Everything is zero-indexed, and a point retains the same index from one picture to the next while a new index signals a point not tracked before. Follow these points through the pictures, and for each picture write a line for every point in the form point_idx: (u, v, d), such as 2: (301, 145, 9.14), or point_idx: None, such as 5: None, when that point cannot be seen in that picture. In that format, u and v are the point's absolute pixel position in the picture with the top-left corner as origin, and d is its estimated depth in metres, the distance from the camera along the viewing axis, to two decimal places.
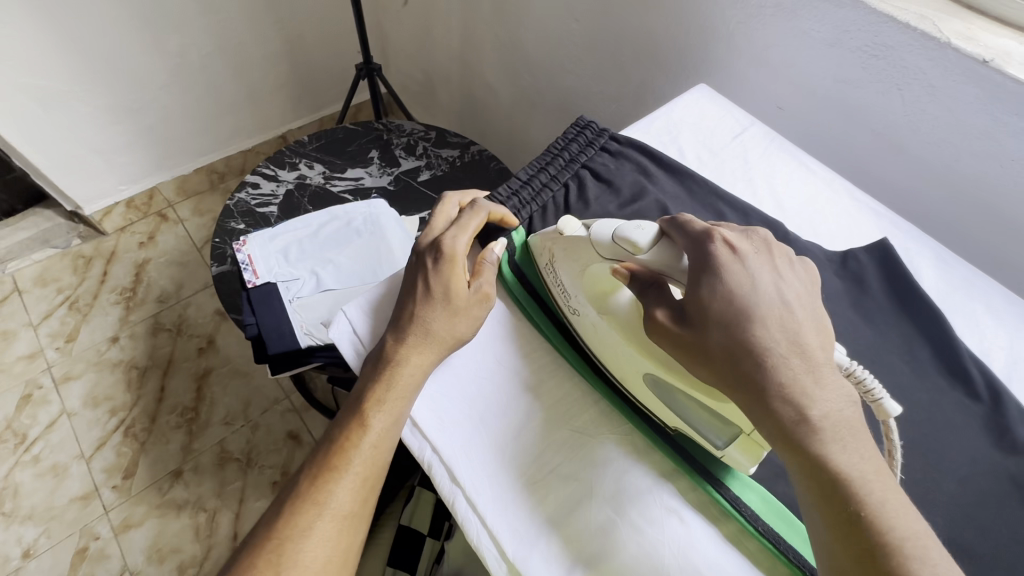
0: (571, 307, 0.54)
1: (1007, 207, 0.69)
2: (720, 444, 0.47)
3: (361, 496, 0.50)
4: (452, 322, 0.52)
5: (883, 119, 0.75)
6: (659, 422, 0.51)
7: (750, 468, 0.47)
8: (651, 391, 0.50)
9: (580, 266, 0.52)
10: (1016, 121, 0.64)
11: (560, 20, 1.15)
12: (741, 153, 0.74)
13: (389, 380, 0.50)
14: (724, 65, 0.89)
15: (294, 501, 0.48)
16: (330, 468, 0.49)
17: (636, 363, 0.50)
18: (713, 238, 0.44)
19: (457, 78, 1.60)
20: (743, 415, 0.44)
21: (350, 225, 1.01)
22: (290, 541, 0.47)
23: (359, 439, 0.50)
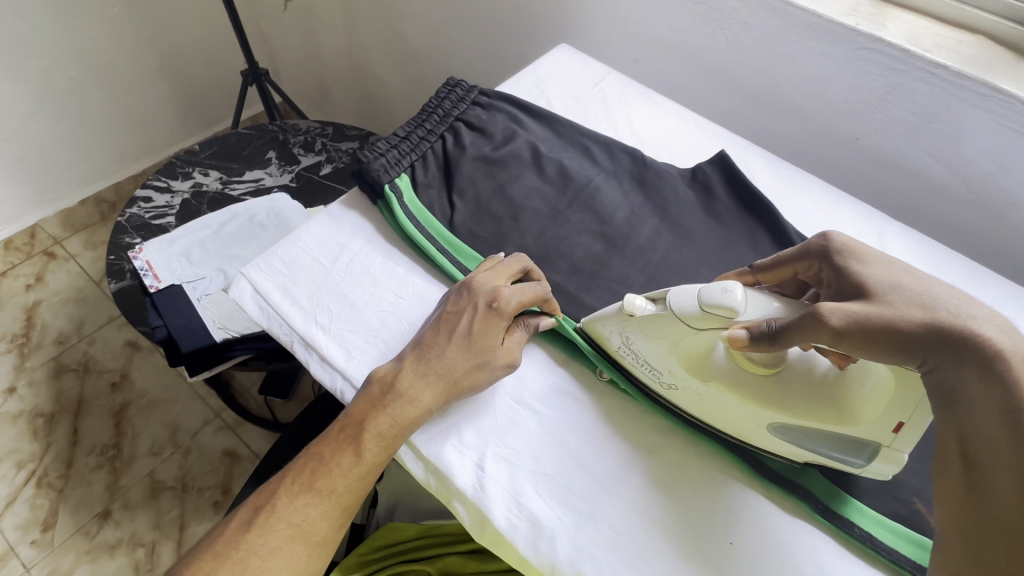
0: (665, 382, 0.53)
1: (818, 116, 0.82)
2: (863, 463, 0.49)
3: (336, 523, 0.49)
4: (483, 360, 0.52)
5: (715, 57, 0.87)
6: (781, 460, 0.52)
7: (892, 474, 0.49)
8: (773, 434, 0.50)
9: (667, 341, 0.50)
10: (808, 43, 0.77)
11: (435, 6, 1.21)
12: (599, 98, 0.83)
13: (394, 416, 0.49)
14: (582, 26, 0.99)
15: (269, 516, 0.48)
16: (313, 486, 0.49)
17: (751, 416, 0.50)
18: (829, 241, 0.51)
19: (350, 76, 1.61)
20: (881, 432, 0.46)
21: (252, 220, 1.01)
22: (258, 556, 0.46)
23: (348, 466, 0.49)
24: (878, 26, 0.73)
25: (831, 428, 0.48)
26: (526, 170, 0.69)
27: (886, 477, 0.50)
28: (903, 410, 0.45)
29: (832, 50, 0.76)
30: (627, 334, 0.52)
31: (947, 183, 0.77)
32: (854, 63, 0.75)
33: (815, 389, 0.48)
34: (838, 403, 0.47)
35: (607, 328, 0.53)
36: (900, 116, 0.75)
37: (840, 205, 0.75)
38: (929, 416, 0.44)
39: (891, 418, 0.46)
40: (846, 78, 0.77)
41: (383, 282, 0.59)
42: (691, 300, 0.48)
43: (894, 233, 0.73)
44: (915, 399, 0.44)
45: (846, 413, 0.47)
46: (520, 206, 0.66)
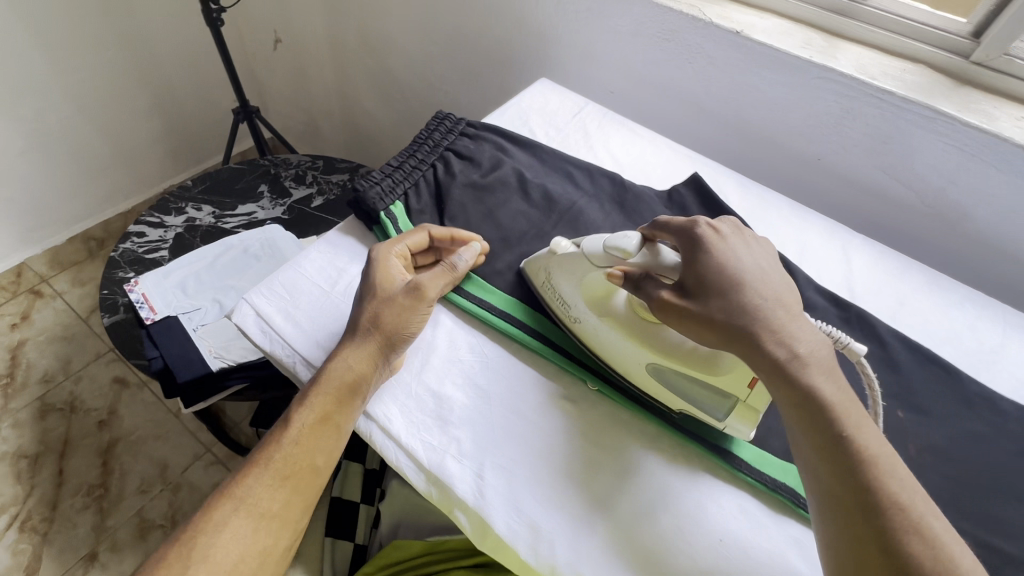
0: (572, 317, 0.60)
1: (781, 139, 0.89)
2: (722, 416, 0.54)
3: (280, 496, 0.51)
4: (397, 309, 0.56)
5: (685, 88, 0.93)
6: (663, 408, 0.57)
7: (750, 433, 0.54)
8: (653, 376, 0.56)
9: (580, 280, 0.58)
10: (768, 74, 0.84)
11: (422, 45, 1.28)
12: (581, 127, 0.89)
13: (317, 380, 0.53)
14: (560, 62, 1.06)
15: (216, 493, 0.51)
16: (255, 460, 0.52)
17: (636, 357, 0.56)
18: (699, 224, 0.54)
19: (339, 111, 1.67)
20: (735, 386, 0.52)
21: (246, 251, 1.04)
22: (204, 533, 0.49)
23: (284, 435, 0.52)
24: (830, 58, 0.80)
25: (700, 378, 0.53)
26: (513, 195, 0.73)
27: (746, 437, 0.54)
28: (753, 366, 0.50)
29: (789, 80, 0.83)
30: (551, 270, 0.61)
31: (903, 198, 0.83)
32: (811, 91, 0.82)
33: (684, 346, 0.54)
34: (704, 355, 0.53)
35: (537, 262, 0.62)
36: (856, 137, 0.82)
37: (808, 219, 0.80)
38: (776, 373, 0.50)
39: (745, 376, 0.51)
40: (805, 104, 0.83)
41: None
42: (597, 245, 0.56)
43: (857, 246, 0.78)
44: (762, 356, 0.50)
45: (709, 363, 0.52)
46: (509, 229, 0.70)
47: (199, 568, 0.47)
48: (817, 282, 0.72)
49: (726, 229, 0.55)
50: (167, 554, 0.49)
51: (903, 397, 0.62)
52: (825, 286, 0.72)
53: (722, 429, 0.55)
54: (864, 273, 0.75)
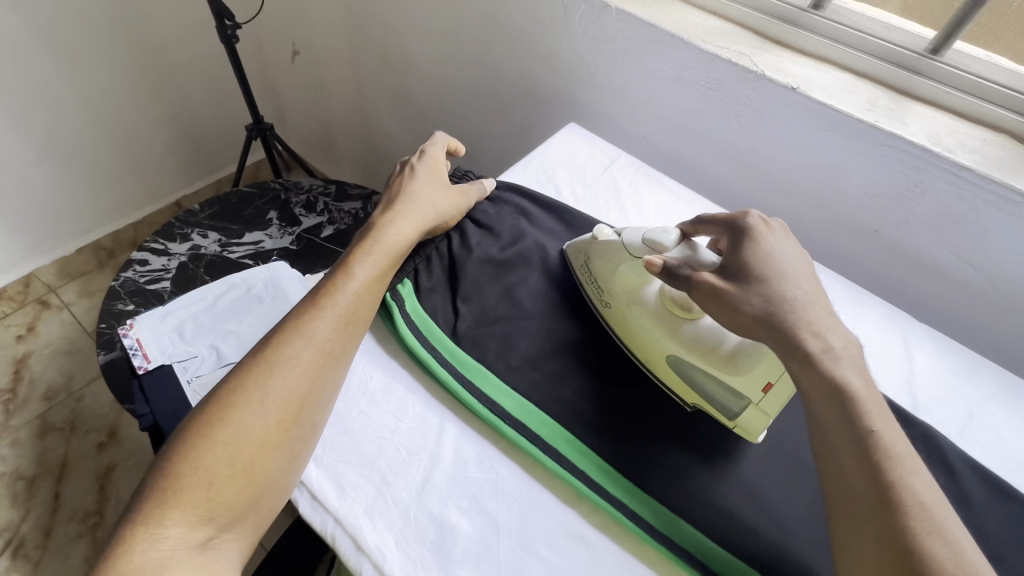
0: (604, 303, 0.62)
1: (835, 206, 0.80)
2: (734, 412, 0.54)
3: (342, 335, 0.54)
4: (438, 196, 0.66)
5: (728, 141, 0.85)
6: (677, 400, 0.58)
7: (758, 436, 0.55)
8: (671, 367, 0.57)
9: (613, 264, 0.61)
10: (827, 136, 0.75)
11: (443, 70, 1.21)
12: (611, 184, 0.81)
13: (378, 242, 0.60)
14: (590, 103, 0.98)
15: (282, 332, 0.52)
16: (316, 307, 0.54)
17: (659, 346, 0.57)
18: (749, 215, 0.56)
19: (356, 129, 1.61)
20: (753, 388, 0.52)
21: (250, 291, 0.98)
22: (277, 365, 0.50)
23: (345, 284, 0.56)
24: (898, 123, 0.71)
25: (718, 376, 0.54)
26: (534, 271, 0.66)
27: (755, 440, 0.55)
28: (770, 371, 0.51)
29: (849, 143, 0.74)
30: (588, 255, 0.64)
31: (972, 282, 0.73)
32: (873, 158, 0.73)
33: (703, 341, 0.54)
34: (720, 350, 0.53)
35: (575, 247, 0.66)
36: (922, 213, 0.73)
37: (863, 303, 0.72)
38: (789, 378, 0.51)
39: (762, 378, 0.52)
40: (866, 172, 0.74)
41: (380, 401, 0.55)
42: (636, 237, 0.59)
43: (919, 340, 0.69)
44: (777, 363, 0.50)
45: (725, 359, 0.53)
46: (527, 313, 0.63)
47: (276, 394, 0.49)
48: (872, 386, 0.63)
49: (774, 228, 0.55)
50: (241, 385, 0.49)
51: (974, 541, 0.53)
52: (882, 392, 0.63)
53: (732, 429, 0.56)
54: (928, 376, 0.66)
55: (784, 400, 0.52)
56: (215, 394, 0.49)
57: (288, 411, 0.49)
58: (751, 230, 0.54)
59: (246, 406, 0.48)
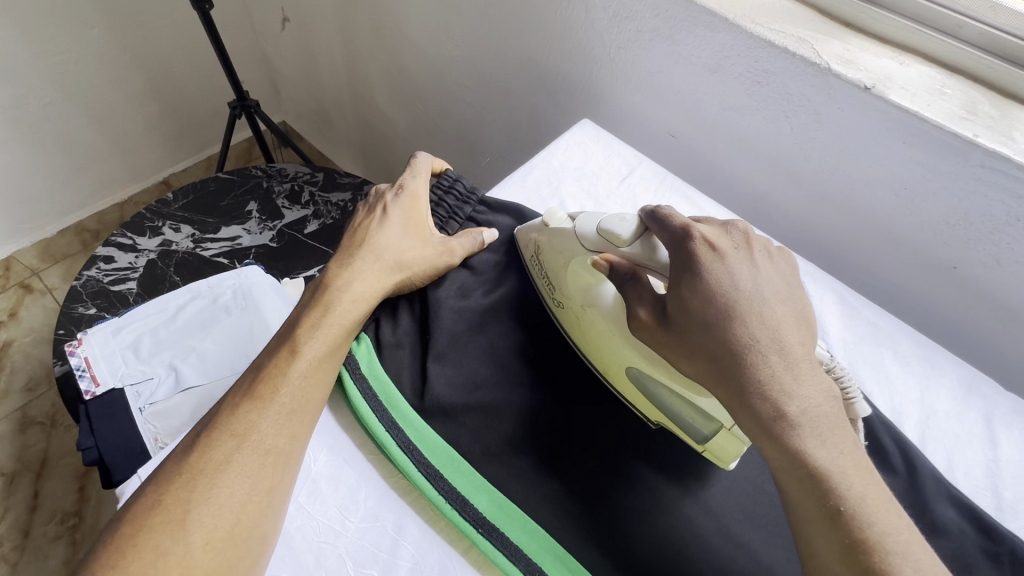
0: (555, 301, 0.53)
1: (905, 236, 0.65)
2: (705, 435, 0.45)
3: (287, 430, 0.43)
4: (407, 247, 0.54)
5: (775, 148, 0.70)
6: (640, 415, 0.49)
7: (731, 463, 0.46)
8: (631, 381, 0.48)
9: (564, 257, 0.52)
10: (905, 149, 0.59)
11: (442, 46, 1.05)
12: (628, 200, 0.67)
13: (331, 308, 0.49)
14: (609, 93, 0.82)
15: (212, 431, 0.42)
16: (254, 394, 0.44)
17: (616, 354, 0.49)
18: (692, 236, 0.43)
19: (351, 106, 1.46)
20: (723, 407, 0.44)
21: (216, 302, 0.88)
22: (204, 475, 0.39)
23: (289, 364, 0.45)
24: (1003, 137, 0.54)
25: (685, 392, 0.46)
26: (526, 323, 0.54)
27: (727, 467, 0.46)
28: None
29: (934, 161, 0.58)
30: (540, 245, 0.55)
31: None
32: (963, 183, 0.57)
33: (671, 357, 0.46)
34: None
35: (525, 234, 0.57)
36: (1021, 253, 0.57)
37: (936, 363, 0.58)
38: None
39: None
40: (953, 198, 0.59)
41: (325, 493, 0.45)
42: (590, 227, 0.50)
43: (1005, 416, 0.55)
44: None
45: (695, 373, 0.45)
46: (515, 377, 0.51)
47: (202, 514, 0.38)
48: (949, 484, 0.50)
49: (727, 245, 0.44)
50: (160, 501, 0.39)
51: None
52: (960, 492, 0.50)
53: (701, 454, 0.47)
54: (1016, 469, 0.52)
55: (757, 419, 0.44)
56: (130, 513, 0.39)
57: (218, 532, 0.38)
58: (695, 257, 0.43)
59: (164, 532, 0.37)
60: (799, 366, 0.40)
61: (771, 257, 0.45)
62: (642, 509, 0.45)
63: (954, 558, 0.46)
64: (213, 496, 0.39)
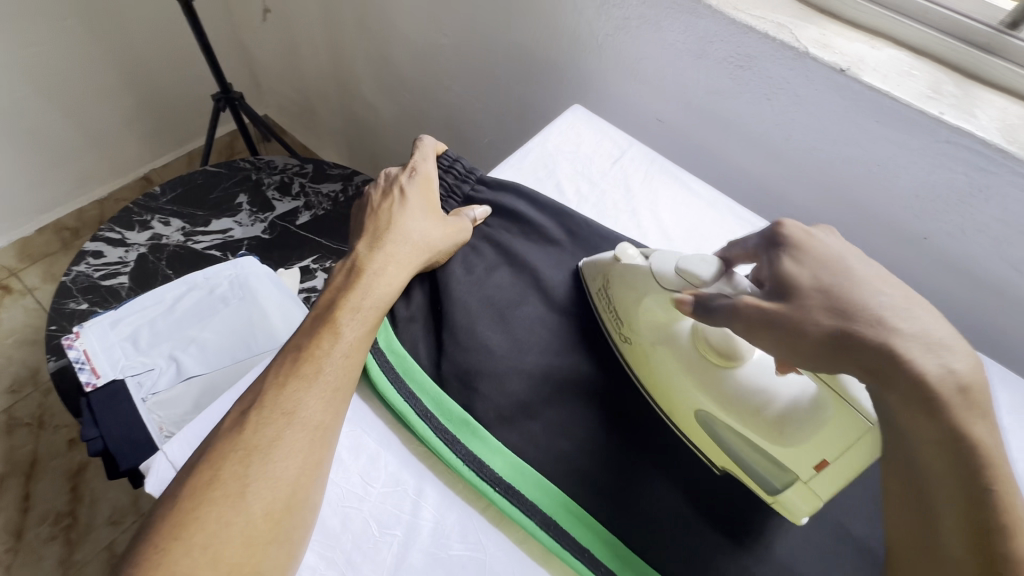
0: (621, 335, 0.53)
1: (879, 209, 0.69)
2: (776, 487, 0.45)
3: (334, 407, 0.45)
4: (432, 230, 0.56)
5: (757, 129, 0.73)
6: (703, 459, 0.49)
7: (802, 518, 0.45)
8: (699, 423, 0.48)
9: (637, 295, 0.51)
10: (877, 127, 0.63)
11: (430, 36, 1.06)
12: (621, 181, 0.70)
13: (366, 291, 0.51)
14: (597, 79, 0.85)
15: (261, 408, 0.43)
16: (298, 373, 0.45)
17: (684, 393, 0.49)
18: (784, 227, 0.44)
19: (336, 98, 1.46)
20: (803, 462, 0.43)
21: (214, 292, 0.88)
22: (257, 450, 0.41)
23: (332, 344, 0.47)
24: (966, 114, 0.59)
25: (759, 439, 0.45)
26: (530, 297, 0.57)
27: (797, 521, 0.45)
28: (830, 449, 0.41)
29: (904, 138, 0.62)
30: (609, 283, 0.54)
31: None
32: (931, 157, 0.62)
33: (749, 404, 0.46)
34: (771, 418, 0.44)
35: (594, 271, 0.56)
36: (983, 221, 0.62)
37: None
38: (855, 461, 0.41)
39: (814, 454, 0.42)
40: (922, 171, 0.63)
41: (347, 461, 0.47)
42: (667, 265, 0.48)
43: None
44: (847, 443, 0.41)
45: (777, 429, 0.44)
46: (523, 347, 0.53)
47: (259, 487, 0.40)
48: None
49: (820, 233, 0.44)
50: (215, 476, 0.40)
51: None
52: None
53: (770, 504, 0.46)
54: None
55: (843, 482, 0.42)
56: (181, 489, 0.40)
57: (275, 504, 0.40)
58: (787, 235, 0.44)
59: (222, 504, 0.39)
60: None
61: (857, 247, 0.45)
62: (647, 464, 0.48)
63: None
64: (269, 470, 0.41)
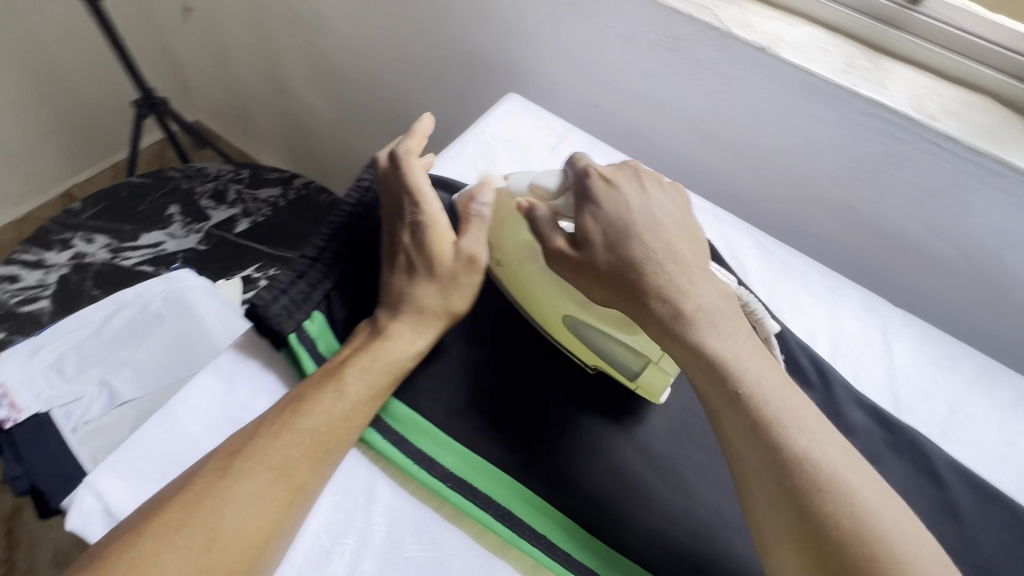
0: (492, 260, 0.56)
1: (806, 181, 0.72)
2: (635, 371, 0.50)
3: (320, 469, 0.42)
4: (445, 289, 0.49)
5: (690, 111, 0.75)
6: (575, 360, 0.52)
7: (660, 397, 0.50)
8: (569, 329, 0.51)
9: (503, 218, 0.55)
10: (799, 103, 0.66)
11: (362, 30, 1.03)
12: (560, 167, 0.70)
13: (378, 351, 0.46)
14: (533, 67, 0.85)
15: (249, 455, 0.40)
16: (293, 425, 0.42)
17: (554, 303, 0.52)
18: (587, 174, 0.49)
19: (270, 99, 1.40)
20: (649, 340, 0.49)
21: (146, 310, 0.82)
22: (233, 499, 0.38)
23: (335, 403, 0.43)
24: (877, 86, 0.62)
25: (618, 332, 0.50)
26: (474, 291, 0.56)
27: (657, 401, 0.50)
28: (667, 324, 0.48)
29: (824, 112, 0.65)
30: (471, 208, 0.57)
31: (947, 260, 0.68)
32: (850, 128, 0.64)
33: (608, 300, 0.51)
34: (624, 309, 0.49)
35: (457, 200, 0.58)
36: (899, 187, 0.66)
37: (840, 291, 0.66)
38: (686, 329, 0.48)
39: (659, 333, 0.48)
40: (843, 143, 0.66)
41: None
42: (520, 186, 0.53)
43: (899, 328, 0.64)
44: None
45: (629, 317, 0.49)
46: (468, 342, 0.52)
47: (225, 540, 0.37)
48: (857, 391, 0.57)
49: (621, 179, 0.49)
50: (184, 520, 0.37)
51: (965, 555, 0.49)
52: (865, 396, 0.57)
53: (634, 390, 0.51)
54: (908, 372, 0.61)
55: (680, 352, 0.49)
56: (144, 525, 0.37)
57: (239, 559, 0.37)
58: (591, 189, 0.48)
59: (185, 554, 0.36)
60: (718, 297, 0.45)
61: (663, 190, 0.51)
62: (597, 447, 0.48)
63: (863, 451, 0.53)
64: (238, 524, 0.38)
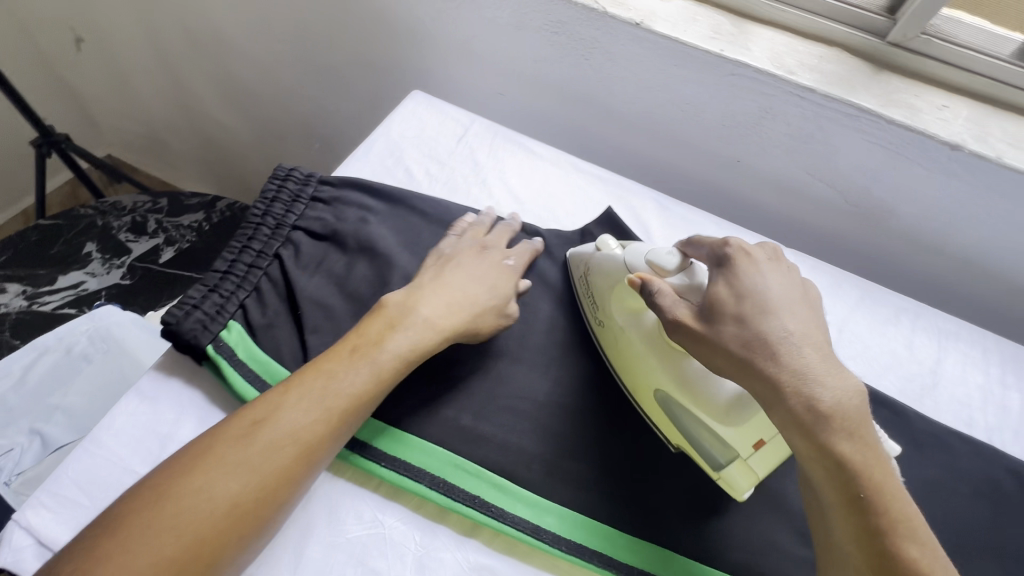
0: (597, 319, 0.56)
1: (697, 142, 0.78)
2: (720, 463, 0.47)
3: (311, 464, 0.42)
4: (477, 309, 0.53)
5: (585, 89, 0.79)
6: (662, 437, 0.52)
7: (745, 493, 0.47)
8: (659, 403, 0.50)
9: (614, 286, 0.54)
10: (678, 71, 0.71)
11: (264, 44, 1.02)
12: (467, 156, 0.73)
13: (386, 355, 0.47)
14: (435, 63, 0.87)
15: (246, 442, 0.41)
16: (293, 420, 0.42)
17: (651, 374, 0.50)
18: (730, 248, 0.48)
19: (182, 123, 1.36)
20: (744, 439, 0.45)
21: (71, 352, 0.80)
22: (222, 485, 0.39)
23: (336, 402, 0.44)
24: (742, 49, 0.68)
25: (707, 420, 0.47)
26: None
27: (740, 496, 0.48)
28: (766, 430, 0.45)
29: (701, 78, 0.70)
30: (588, 270, 0.58)
31: (826, 197, 0.75)
32: (725, 89, 0.70)
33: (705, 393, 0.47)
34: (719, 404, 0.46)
35: (580, 260, 0.60)
36: (776, 137, 0.72)
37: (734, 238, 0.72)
38: None
39: (755, 433, 0.46)
40: (722, 102, 0.72)
41: None
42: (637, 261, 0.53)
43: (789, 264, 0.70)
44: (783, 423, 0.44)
45: (723, 413, 0.46)
46: None
47: (207, 524, 0.38)
48: None
49: (761, 255, 0.48)
50: (172, 497, 0.38)
51: None
52: None
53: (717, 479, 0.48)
54: None
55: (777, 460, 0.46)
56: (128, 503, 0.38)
57: (217, 545, 0.38)
58: (734, 262, 0.47)
59: (168, 534, 0.37)
60: None
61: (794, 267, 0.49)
62: (521, 408, 0.52)
63: None
64: (220, 508, 0.38)
